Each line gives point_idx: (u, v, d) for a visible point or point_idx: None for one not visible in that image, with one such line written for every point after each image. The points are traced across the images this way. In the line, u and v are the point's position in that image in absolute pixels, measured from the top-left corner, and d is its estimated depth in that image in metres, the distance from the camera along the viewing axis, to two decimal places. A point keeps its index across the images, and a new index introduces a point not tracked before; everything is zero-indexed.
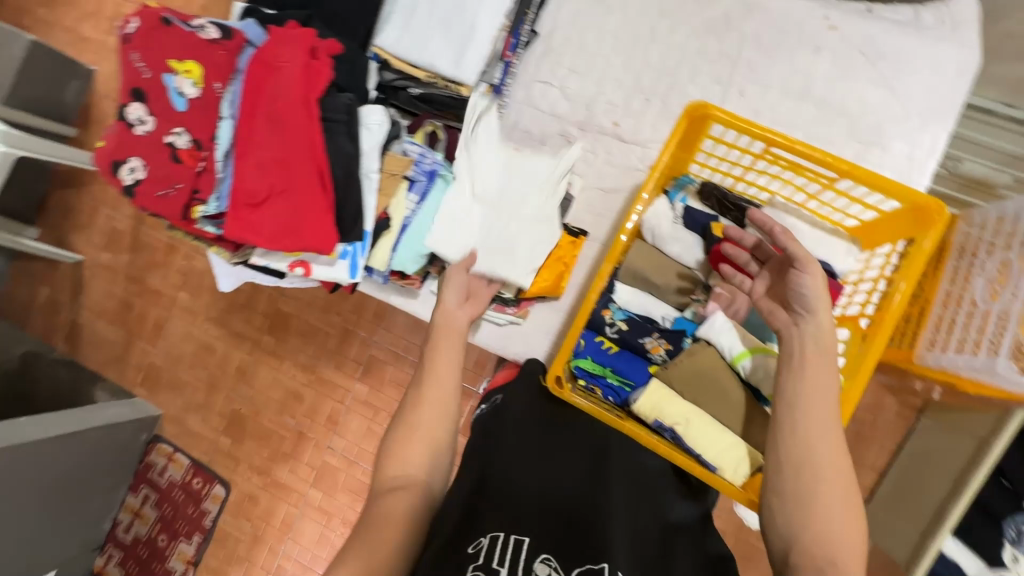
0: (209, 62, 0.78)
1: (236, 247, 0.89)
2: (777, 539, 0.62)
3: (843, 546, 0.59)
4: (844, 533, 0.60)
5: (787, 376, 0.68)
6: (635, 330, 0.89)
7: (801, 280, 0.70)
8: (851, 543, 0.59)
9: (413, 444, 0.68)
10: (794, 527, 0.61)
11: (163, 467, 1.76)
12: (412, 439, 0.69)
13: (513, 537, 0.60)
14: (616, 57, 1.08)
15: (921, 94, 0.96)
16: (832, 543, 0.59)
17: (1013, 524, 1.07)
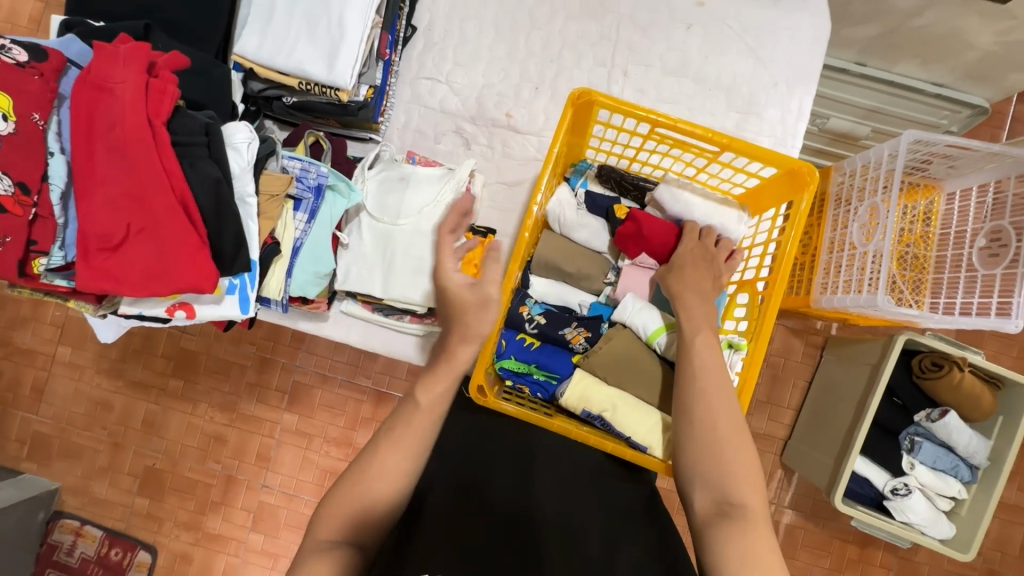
0: (20, 90, 0.65)
1: (100, 297, 0.78)
2: (684, 486, 0.64)
3: (737, 482, 0.61)
4: (738, 472, 0.62)
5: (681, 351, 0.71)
6: (552, 322, 0.87)
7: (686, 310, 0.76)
8: (745, 480, 0.62)
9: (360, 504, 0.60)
10: (694, 470, 0.63)
11: (71, 545, 1.56)
12: (358, 497, 0.60)
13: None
14: (499, 47, 1.06)
15: (785, 60, 1.02)
16: (731, 497, 0.61)
17: (907, 436, 1.22)
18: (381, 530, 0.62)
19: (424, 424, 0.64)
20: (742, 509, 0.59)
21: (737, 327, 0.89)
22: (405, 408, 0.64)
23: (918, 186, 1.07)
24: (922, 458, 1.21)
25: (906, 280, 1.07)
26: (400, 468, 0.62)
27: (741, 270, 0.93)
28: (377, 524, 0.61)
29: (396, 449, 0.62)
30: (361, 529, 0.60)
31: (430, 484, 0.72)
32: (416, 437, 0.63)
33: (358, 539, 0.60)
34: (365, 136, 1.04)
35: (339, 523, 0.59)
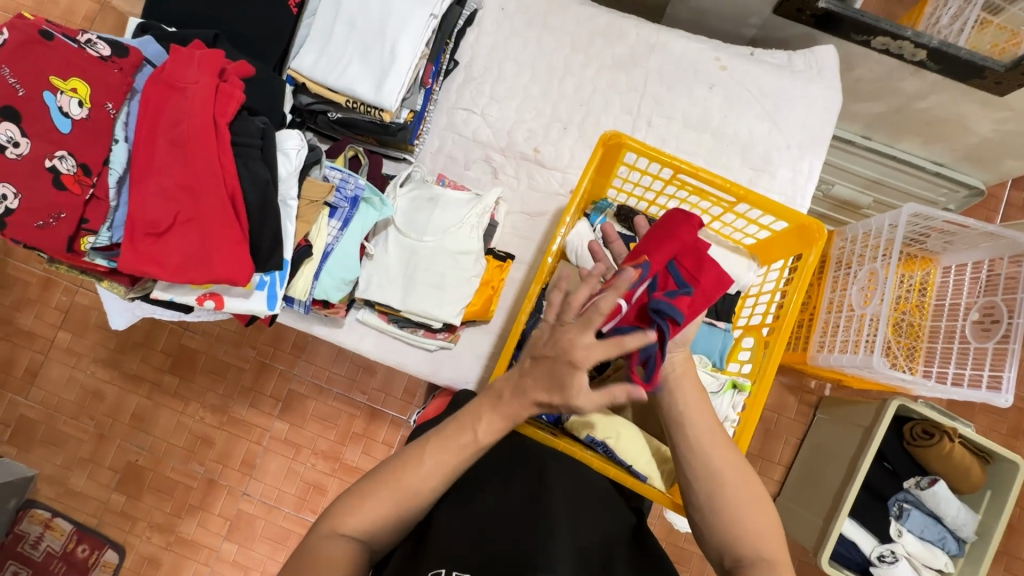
0: (100, 81, 0.71)
1: (133, 281, 0.81)
2: (710, 548, 0.65)
3: (764, 540, 0.62)
4: (762, 526, 0.63)
5: (665, 399, 0.71)
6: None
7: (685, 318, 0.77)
8: (768, 533, 0.63)
9: (387, 508, 0.62)
10: (720, 535, 0.64)
11: (37, 536, 1.53)
12: (387, 503, 0.63)
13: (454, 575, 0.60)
14: (533, 87, 1.13)
15: (798, 127, 1.09)
16: (750, 542, 0.63)
17: (896, 502, 1.23)
18: (397, 532, 0.64)
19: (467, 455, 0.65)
20: (771, 564, 0.61)
21: (741, 369, 0.91)
22: (456, 434, 0.65)
23: (915, 258, 1.14)
24: (910, 526, 1.20)
25: (901, 346, 1.10)
26: (430, 488, 0.64)
27: (747, 316, 0.97)
28: (395, 529, 0.63)
29: (435, 470, 0.64)
30: (383, 529, 0.63)
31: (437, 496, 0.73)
32: (457, 465, 0.65)
33: (374, 535, 0.62)
34: (400, 156, 1.09)
35: (361, 518, 0.62)
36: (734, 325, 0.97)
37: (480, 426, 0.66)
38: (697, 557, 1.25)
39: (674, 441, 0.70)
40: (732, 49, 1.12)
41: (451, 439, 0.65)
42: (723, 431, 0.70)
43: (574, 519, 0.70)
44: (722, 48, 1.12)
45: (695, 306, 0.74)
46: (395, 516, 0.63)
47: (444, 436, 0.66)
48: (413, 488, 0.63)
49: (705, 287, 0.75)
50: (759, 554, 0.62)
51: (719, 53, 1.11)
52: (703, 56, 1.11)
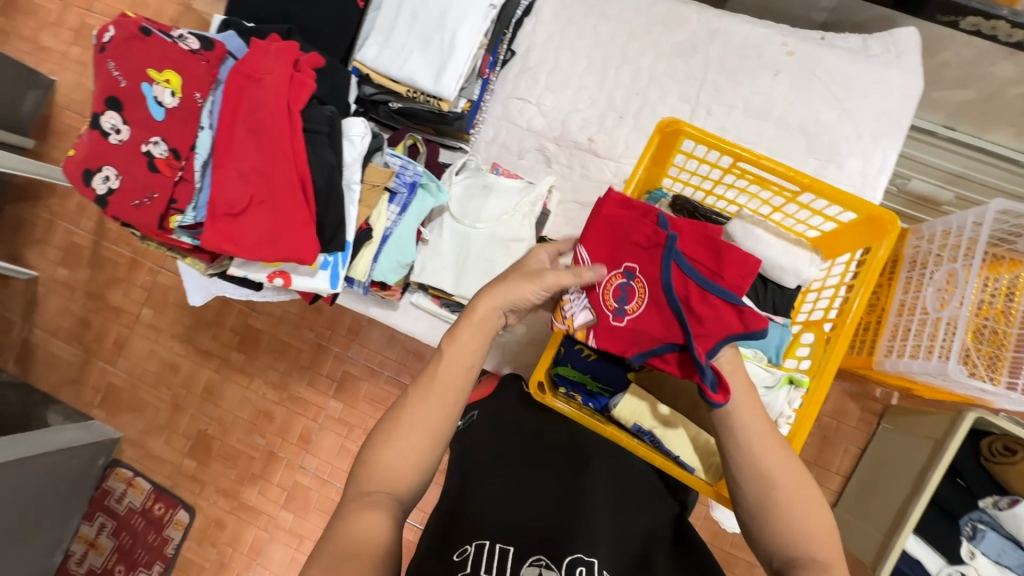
0: (189, 72, 0.78)
1: (213, 258, 0.88)
2: (761, 549, 0.64)
3: (818, 544, 0.61)
4: (817, 530, 0.62)
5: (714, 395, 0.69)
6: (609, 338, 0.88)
7: None
8: (824, 537, 0.61)
9: (397, 457, 0.62)
10: (772, 538, 0.63)
11: (121, 493, 1.69)
12: (397, 456, 0.63)
13: (497, 545, 0.61)
14: (590, 76, 1.12)
15: (871, 116, 1.03)
16: (802, 546, 0.61)
17: (969, 521, 1.14)
18: (420, 485, 0.64)
19: (458, 378, 0.67)
20: (826, 569, 0.60)
21: (799, 366, 0.88)
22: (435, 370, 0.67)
23: (1002, 259, 1.02)
24: (984, 548, 1.12)
25: (981, 355, 1.02)
26: (429, 425, 0.64)
27: (807, 312, 0.93)
28: (415, 480, 0.63)
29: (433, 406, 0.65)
30: (404, 478, 0.63)
31: (482, 474, 0.75)
32: (444, 395, 0.66)
33: (398, 490, 0.62)
34: (456, 145, 1.12)
35: (376, 477, 0.62)
36: (794, 320, 0.94)
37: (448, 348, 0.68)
38: (743, 561, 1.21)
39: (723, 440, 0.68)
40: (801, 33, 1.07)
41: (433, 377, 0.67)
42: (776, 433, 0.67)
43: (614, 505, 0.72)
44: (790, 33, 1.07)
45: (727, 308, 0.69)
46: (411, 466, 0.63)
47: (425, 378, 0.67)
48: (414, 428, 0.64)
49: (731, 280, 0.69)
50: (812, 558, 0.60)
51: (786, 37, 1.07)
52: (768, 41, 1.07)
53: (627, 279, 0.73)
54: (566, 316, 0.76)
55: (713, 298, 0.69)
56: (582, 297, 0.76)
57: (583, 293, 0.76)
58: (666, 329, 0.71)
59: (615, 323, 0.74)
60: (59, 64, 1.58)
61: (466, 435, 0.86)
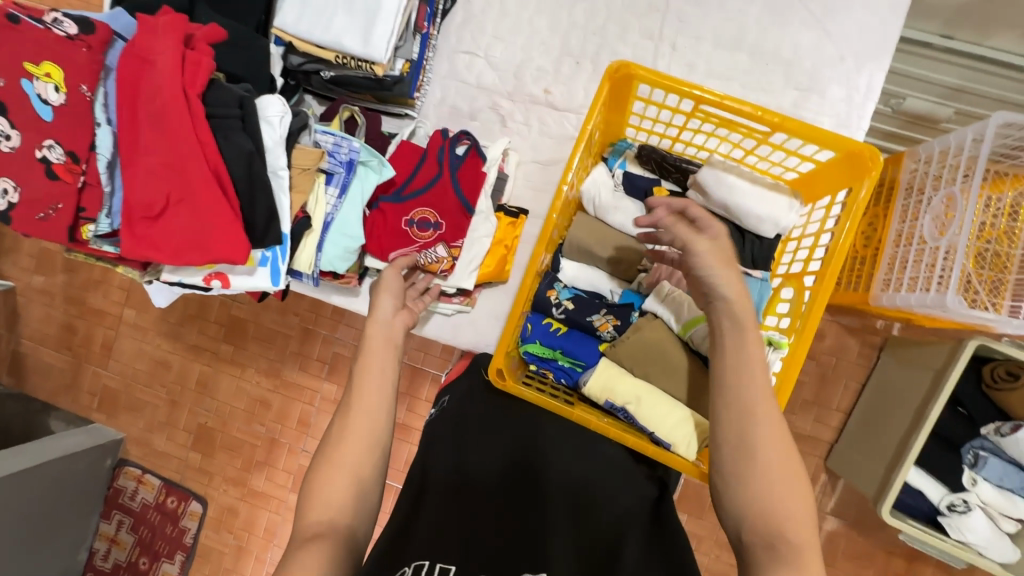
0: (68, 61, 0.67)
1: (144, 265, 0.82)
2: (729, 520, 0.60)
3: (794, 526, 0.56)
4: (792, 505, 0.57)
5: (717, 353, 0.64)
6: (577, 307, 0.85)
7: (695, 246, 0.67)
8: (798, 514, 0.57)
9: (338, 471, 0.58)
10: (741, 511, 0.58)
11: (133, 490, 1.71)
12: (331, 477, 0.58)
13: (438, 566, 0.58)
14: (540, 18, 1.01)
15: (855, 33, 0.92)
16: (777, 521, 0.56)
17: (971, 450, 1.13)
18: (366, 502, 0.58)
19: (379, 388, 0.64)
20: (796, 552, 0.55)
21: (779, 324, 0.82)
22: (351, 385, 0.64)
23: (1005, 176, 0.95)
24: (986, 474, 1.11)
25: (982, 280, 0.96)
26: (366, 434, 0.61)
27: (787, 264, 0.86)
28: (357, 494, 0.58)
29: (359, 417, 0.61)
30: (347, 497, 0.57)
31: (438, 472, 0.72)
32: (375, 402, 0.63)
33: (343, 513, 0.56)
34: (402, 112, 1.03)
35: (319, 502, 0.56)
36: (773, 274, 0.87)
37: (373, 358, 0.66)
38: None
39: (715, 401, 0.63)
40: None
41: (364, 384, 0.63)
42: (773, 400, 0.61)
43: (583, 493, 0.68)
44: None
45: (422, 168, 0.94)
46: (349, 483, 0.58)
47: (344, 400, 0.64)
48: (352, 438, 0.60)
49: (400, 159, 0.94)
50: (785, 539, 0.55)
51: None
52: None
53: (414, 220, 0.93)
54: (434, 261, 0.92)
55: (421, 169, 0.93)
56: (423, 256, 0.92)
57: (425, 252, 0.92)
58: (447, 205, 0.92)
59: (444, 230, 0.92)
60: None
61: (436, 421, 0.83)
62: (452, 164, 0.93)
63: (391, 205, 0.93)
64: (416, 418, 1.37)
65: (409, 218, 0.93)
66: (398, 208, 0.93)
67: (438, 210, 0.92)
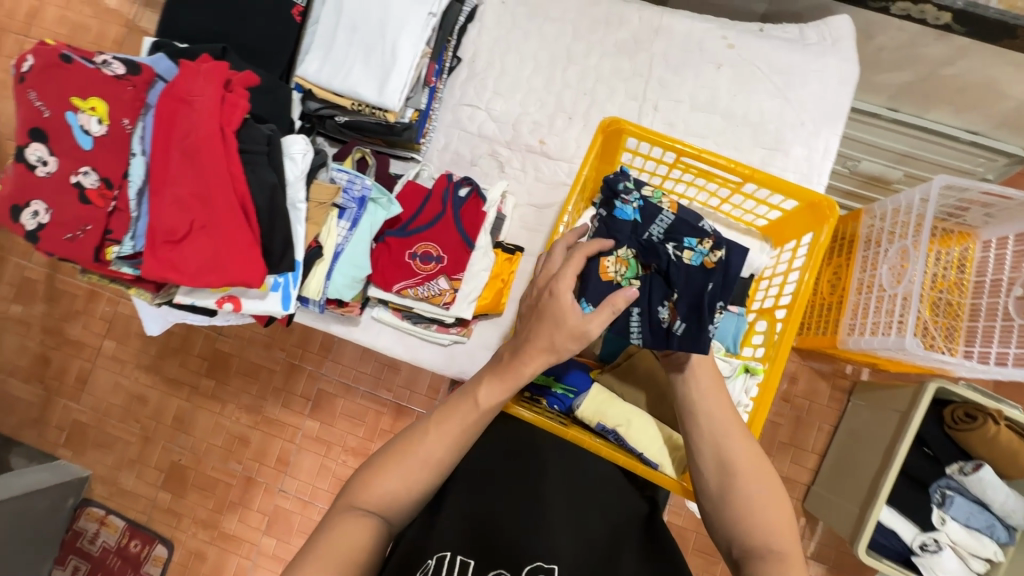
0: (116, 99, 0.76)
1: (158, 288, 0.86)
2: (721, 535, 0.65)
3: (776, 533, 0.61)
4: (776, 519, 0.62)
5: (680, 383, 0.72)
6: (715, 279, 0.71)
7: None
8: (780, 521, 0.62)
9: (396, 483, 0.64)
10: (730, 524, 0.63)
11: (94, 533, 1.63)
12: (391, 479, 0.65)
13: (458, 558, 0.64)
14: (537, 78, 1.12)
15: (813, 103, 1.06)
16: (765, 536, 0.61)
17: (938, 489, 1.18)
18: (410, 509, 0.66)
19: (468, 427, 0.67)
20: (781, 558, 0.59)
21: (754, 353, 0.89)
22: (459, 403, 0.69)
23: (952, 233, 1.08)
24: (954, 514, 1.16)
25: (939, 326, 1.05)
26: (437, 457, 0.66)
27: (761, 299, 0.93)
28: (407, 504, 0.65)
29: (447, 445, 0.66)
30: (395, 502, 0.64)
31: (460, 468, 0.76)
32: (460, 435, 0.67)
33: (389, 512, 0.64)
34: (408, 155, 1.11)
35: (371, 496, 0.64)
36: (748, 309, 0.94)
37: (479, 392, 0.69)
38: None
39: (687, 422, 0.70)
40: (741, 26, 1.09)
41: (456, 414, 0.68)
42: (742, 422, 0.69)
43: (580, 510, 0.72)
44: (729, 26, 1.09)
45: (427, 206, 1.01)
46: (404, 492, 0.65)
47: (449, 408, 0.68)
48: (418, 462, 0.65)
49: (408, 195, 1.01)
50: (768, 547, 0.60)
51: (726, 31, 1.08)
52: (709, 35, 1.09)
53: (417, 255, 0.99)
54: (437, 292, 0.98)
55: (425, 206, 1.01)
56: (422, 287, 0.98)
57: (426, 283, 0.98)
58: (449, 243, 1.00)
59: (444, 263, 0.99)
60: None
61: None
62: (455, 205, 1.00)
63: (394, 238, 0.99)
64: None
65: (411, 253, 0.99)
66: (399, 242, 0.99)
67: (442, 247, 0.99)
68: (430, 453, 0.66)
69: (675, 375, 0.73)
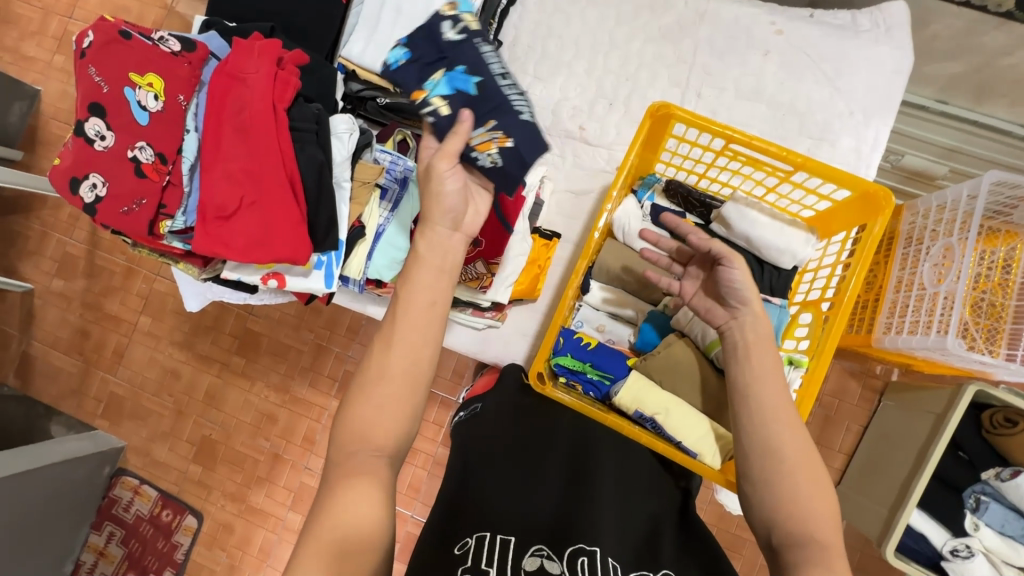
0: (172, 76, 0.78)
1: (205, 263, 0.89)
2: (759, 524, 0.65)
3: (816, 523, 0.61)
4: (822, 512, 0.62)
5: (735, 363, 0.71)
6: None
7: (732, 274, 0.73)
8: (819, 514, 0.62)
9: (377, 418, 0.61)
10: (769, 512, 0.63)
11: (129, 501, 1.69)
12: (371, 419, 0.61)
13: (499, 536, 0.63)
14: (578, 63, 1.11)
15: (862, 92, 1.02)
16: (805, 529, 0.61)
17: (972, 494, 1.15)
18: (399, 439, 0.62)
19: (420, 326, 0.64)
20: (823, 550, 0.60)
21: (798, 346, 0.88)
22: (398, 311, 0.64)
23: (997, 233, 1.02)
24: (987, 520, 1.13)
25: (979, 328, 1.02)
26: (401, 373, 0.62)
27: (804, 292, 0.93)
28: (396, 437, 0.62)
29: (401, 360, 0.62)
30: (385, 437, 0.61)
31: (487, 460, 0.78)
32: (417, 342, 0.63)
33: (381, 451, 0.61)
34: None
35: (357, 443, 0.60)
36: (791, 301, 0.94)
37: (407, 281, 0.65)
38: (751, 543, 1.25)
39: (736, 407, 0.69)
40: (789, 12, 1.06)
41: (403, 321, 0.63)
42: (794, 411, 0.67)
43: (622, 497, 0.73)
44: (777, 12, 1.06)
45: None
46: (390, 425, 0.61)
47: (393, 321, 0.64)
48: (387, 385, 0.62)
49: None
50: (809, 536, 0.61)
51: (774, 16, 1.06)
52: (757, 21, 1.06)
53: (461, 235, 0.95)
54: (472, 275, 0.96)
55: None
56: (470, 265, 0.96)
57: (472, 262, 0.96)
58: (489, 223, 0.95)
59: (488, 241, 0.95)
60: (44, 73, 1.54)
61: (469, 426, 0.88)
62: None
63: None
64: (422, 439, 1.37)
65: None
66: None
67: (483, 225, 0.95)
68: (396, 373, 0.62)
69: (730, 354, 0.73)
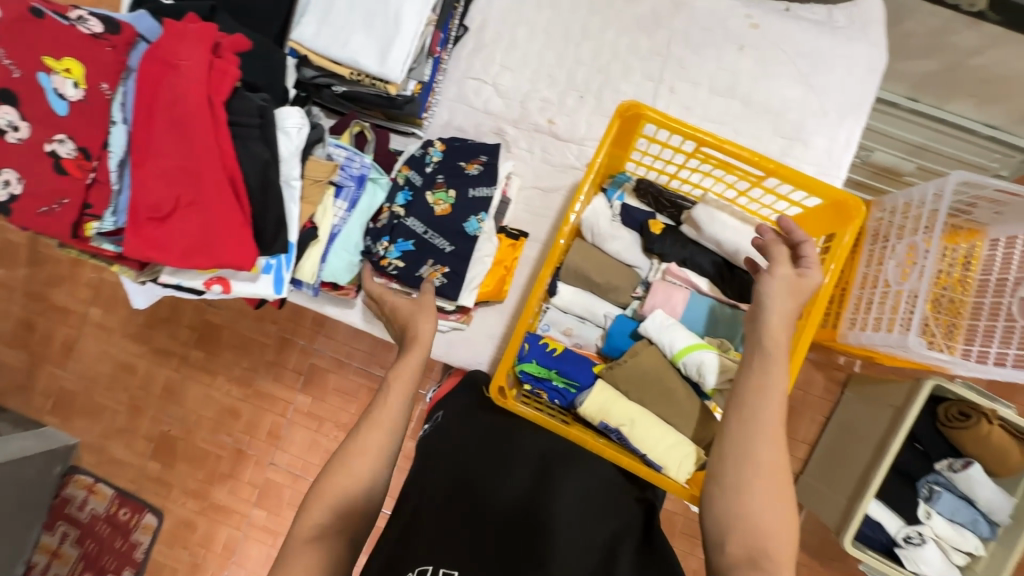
0: (93, 60, 0.70)
1: (142, 265, 0.82)
2: (713, 531, 0.63)
3: (773, 537, 0.60)
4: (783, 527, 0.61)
5: (748, 369, 0.68)
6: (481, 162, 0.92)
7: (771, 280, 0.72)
8: (779, 528, 0.61)
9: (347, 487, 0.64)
10: (727, 520, 0.62)
11: (82, 500, 1.61)
12: (342, 487, 0.65)
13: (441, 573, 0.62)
14: (548, 53, 1.06)
15: (837, 90, 1.00)
16: (763, 543, 0.60)
17: (926, 484, 1.18)
18: (366, 511, 0.65)
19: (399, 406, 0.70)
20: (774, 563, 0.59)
21: None
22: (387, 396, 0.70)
23: (960, 229, 1.02)
24: (940, 508, 1.15)
25: (939, 323, 0.99)
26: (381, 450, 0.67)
27: None
28: (363, 506, 0.65)
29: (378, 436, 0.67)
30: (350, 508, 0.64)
31: (450, 478, 0.76)
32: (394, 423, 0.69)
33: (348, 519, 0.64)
34: (408, 130, 1.05)
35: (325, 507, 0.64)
36: None
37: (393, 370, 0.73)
38: None
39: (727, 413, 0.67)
40: (766, 5, 1.03)
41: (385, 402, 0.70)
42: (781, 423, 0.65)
43: (581, 517, 0.70)
44: (754, 4, 1.03)
45: None
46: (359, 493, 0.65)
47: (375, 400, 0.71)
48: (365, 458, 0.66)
49: None
50: (765, 550, 0.59)
51: (750, 9, 1.03)
52: (733, 14, 1.03)
53: None
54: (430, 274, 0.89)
55: None
56: None
57: None
58: None
59: None
60: None
61: (435, 433, 0.86)
62: None
63: None
64: None
65: None
66: None
67: None
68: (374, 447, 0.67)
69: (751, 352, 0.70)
